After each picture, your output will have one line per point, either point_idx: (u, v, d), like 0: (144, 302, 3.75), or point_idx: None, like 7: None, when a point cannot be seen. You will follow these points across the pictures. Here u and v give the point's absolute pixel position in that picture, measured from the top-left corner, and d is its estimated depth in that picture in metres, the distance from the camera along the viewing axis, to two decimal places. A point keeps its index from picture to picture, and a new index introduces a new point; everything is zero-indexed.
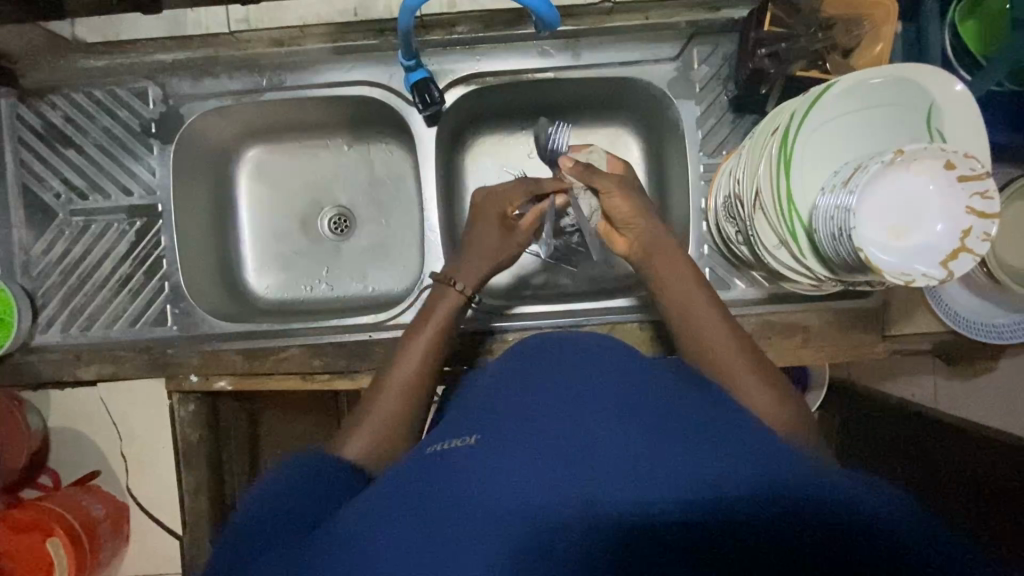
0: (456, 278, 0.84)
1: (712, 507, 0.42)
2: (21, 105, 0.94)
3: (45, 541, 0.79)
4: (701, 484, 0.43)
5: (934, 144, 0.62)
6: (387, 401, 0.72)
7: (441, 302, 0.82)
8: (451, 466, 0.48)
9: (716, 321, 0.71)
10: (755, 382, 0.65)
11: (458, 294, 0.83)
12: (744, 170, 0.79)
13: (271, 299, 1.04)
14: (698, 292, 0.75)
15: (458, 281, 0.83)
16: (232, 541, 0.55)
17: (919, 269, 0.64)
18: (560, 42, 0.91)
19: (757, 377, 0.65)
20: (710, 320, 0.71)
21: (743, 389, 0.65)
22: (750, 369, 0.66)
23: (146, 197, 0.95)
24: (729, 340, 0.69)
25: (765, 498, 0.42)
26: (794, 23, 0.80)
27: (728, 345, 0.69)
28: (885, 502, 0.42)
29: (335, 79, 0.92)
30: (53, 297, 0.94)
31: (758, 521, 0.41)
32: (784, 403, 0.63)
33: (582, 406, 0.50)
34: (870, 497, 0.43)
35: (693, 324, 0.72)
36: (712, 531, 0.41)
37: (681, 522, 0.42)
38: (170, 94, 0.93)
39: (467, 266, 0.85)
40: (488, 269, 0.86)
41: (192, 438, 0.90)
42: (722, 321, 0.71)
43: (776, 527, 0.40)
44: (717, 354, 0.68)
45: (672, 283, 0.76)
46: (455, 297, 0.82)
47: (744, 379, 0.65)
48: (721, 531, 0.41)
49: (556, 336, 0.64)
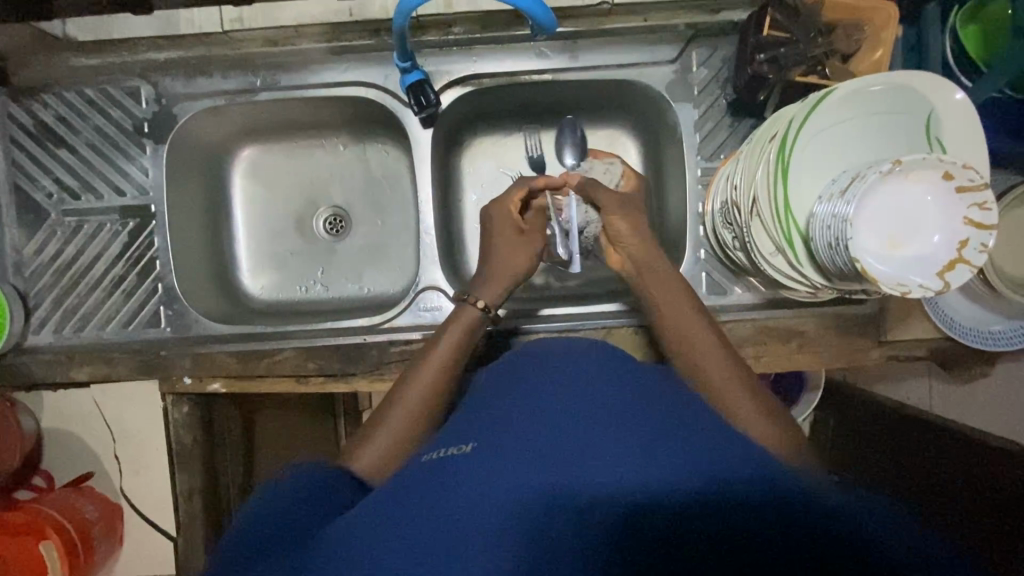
0: (476, 293, 0.84)
1: (704, 519, 0.41)
2: (13, 104, 0.93)
3: (39, 544, 0.78)
4: (694, 496, 0.43)
5: (933, 155, 0.61)
6: (398, 413, 0.73)
7: (460, 317, 0.82)
8: (443, 476, 0.47)
9: (710, 340, 0.72)
10: (745, 396, 0.65)
11: (476, 309, 0.82)
12: (742, 176, 0.78)
13: (265, 300, 1.04)
14: (693, 310, 0.75)
15: (478, 297, 0.83)
16: (225, 552, 0.55)
17: (914, 280, 0.63)
18: (558, 44, 0.90)
19: (748, 392, 0.66)
20: (705, 338, 0.72)
21: (733, 403, 0.65)
22: (742, 385, 0.67)
23: (139, 197, 0.94)
24: (722, 358, 0.70)
25: (757, 510, 0.41)
26: (794, 27, 0.79)
27: (721, 364, 0.69)
28: (882, 522, 0.41)
29: (331, 79, 0.92)
30: (46, 297, 0.94)
31: (751, 532, 0.40)
32: (774, 418, 0.64)
33: (574, 417, 0.49)
34: (867, 517, 0.42)
35: (688, 340, 0.73)
36: (707, 537, 0.41)
37: (673, 534, 0.41)
38: (163, 93, 0.93)
39: (485, 282, 0.85)
40: (510, 282, 0.86)
41: (186, 441, 0.88)
42: (715, 340, 0.72)
43: (769, 537, 0.40)
44: (710, 370, 0.69)
45: (672, 297, 0.77)
46: (473, 313, 0.82)
47: (735, 395, 0.66)
48: (717, 537, 0.41)
49: (549, 345, 0.64)
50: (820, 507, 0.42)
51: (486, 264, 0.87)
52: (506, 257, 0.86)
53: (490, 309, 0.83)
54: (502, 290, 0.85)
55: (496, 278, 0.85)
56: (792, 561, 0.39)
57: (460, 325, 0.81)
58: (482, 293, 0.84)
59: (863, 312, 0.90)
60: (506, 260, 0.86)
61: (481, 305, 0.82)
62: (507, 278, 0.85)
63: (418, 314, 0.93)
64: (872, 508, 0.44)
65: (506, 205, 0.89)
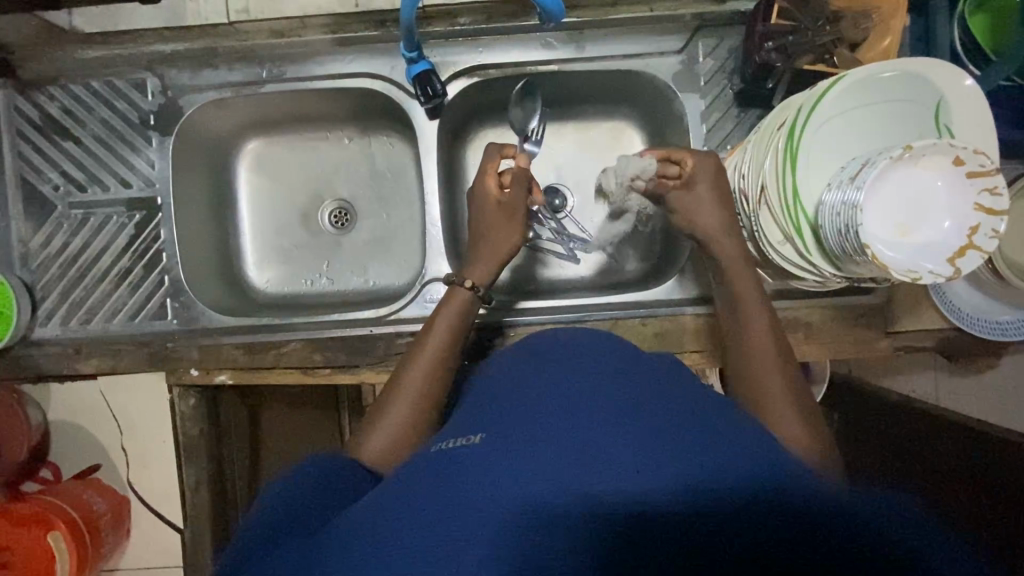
0: (465, 274, 0.85)
1: (713, 520, 0.41)
2: (19, 96, 0.93)
3: (46, 535, 0.78)
4: (701, 495, 0.42)
5: (944, 140, 0.60)
6: (398, 403, 0.73)
7: (449, 300, 0.83)
8: (451, 467, 0.46)
9: (765, 340, 0.70)
10: (778, 392, 0.65)
11: (466, 290, 0.84)
12: (750, 165, 0.78)
13: (271, 293, 1.04)
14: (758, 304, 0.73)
15: (465, 277, 0.84)
16: (237, 542, 0.55)
17: (925, 266, 0.63)
18: (563, 34, 0.90)
19: (779, 387, 0.65)
20: (758, 336, 0.70)
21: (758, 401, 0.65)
22: (777, 378, 0.66)
23: (146, 189, 0.94)
24: (771, 359, 0.68)
25: (767, 509, 0.41)
26: (802, 15, 0.79)
27: (767, 363, 0.68)
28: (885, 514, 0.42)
29: (336, 70, 0.92)
30: (53, 290, 0.94)
31: (760, 533, 0.40)
32: (793, 413, 0.63)
33: (579, 401, 0.49)
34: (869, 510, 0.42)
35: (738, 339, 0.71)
36: (713, 525, 0.41)
37: (682, 532, 0.41)
38: (169, 85, 0.93)
39: (476, 261, 0.86)
40: (497, 266, 0.87)
41: (192, 432, 0.89)
42: (770, 339, 0.70)
43: (776, 536, 0.40)
44: (755, 365, 0.68)
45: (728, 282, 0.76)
46: (463, 294, 0.83)
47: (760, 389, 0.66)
48: (722, 525, 0.41)
49: (557, 332, 0.63)
50: (829, 505, 0.42)
51: (474, 239, 0.88)
52: (495, 234, 0.88)
53: (479, 288, 0.84)
54: (493, 269, 0.86)
55: (484, 257, 0.86)
56: (799, 550, 0.39)
57: (453, 306, 0.82)
58: (471, 273, 0.85)
59: (872, 302, 0.90)
60: (495, 236, 0.87)
61: (470, 284, 0.84)
62: (495, 257, 0.86)
63: (423, 305, 0.93)
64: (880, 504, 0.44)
65: (485, 185, 0.88)
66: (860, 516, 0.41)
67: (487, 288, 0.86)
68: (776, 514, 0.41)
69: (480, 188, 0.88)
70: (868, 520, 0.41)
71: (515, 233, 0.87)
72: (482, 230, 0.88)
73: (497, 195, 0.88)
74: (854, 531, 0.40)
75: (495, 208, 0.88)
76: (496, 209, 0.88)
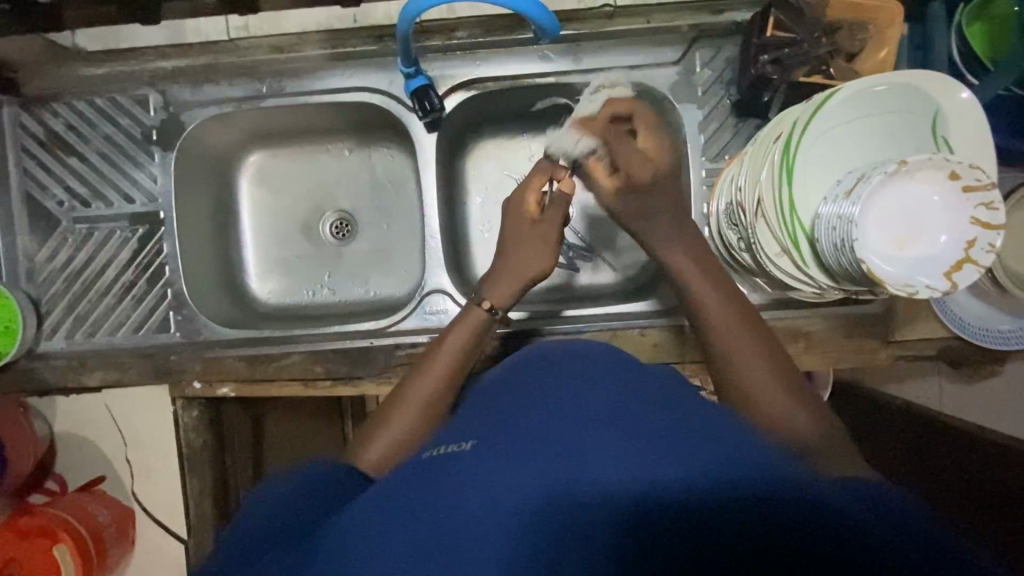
0: (483, 293, 0.84)
1: (703, 520, 0.41)
2: (23, 113, 0.94)
3: (51, 548, 0.78)
4: (694, 496, 0.42)
5: (938, 155, 0.60)
6: (397, 415, 0.74)
7: (465, 318, 0.83)
8: (441, 475, 0.47)
9: (732, 322, 0.69)
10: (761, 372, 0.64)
11: (483, 311, 0.83)
12: (746, 178, 0.78)
13: (272, 304, 1.05)
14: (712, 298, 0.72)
15: (484, 299, 0.83)
16: (232, 550, 0.56)
17: (921, 280, 0.63)
18: (560, 46, 0.91)
19: (758, 364, 0.66)
20: (729, 323, 0.69)
21: (755, 400, 0.63)
22: (768, 371, 0.65)
23: (149, 205, 0.95)
24: (747, 348, 0.67)
25: (757, 510, 0.41)
26: (797, 27, 0.78)
27: (745, 352, 0.67)
28: (873, 510, 0.42)
29: (335, 85, 0.93)
30: (58, 304, 0.95)
31: (749, 533, 0.40)
32: (789, 391, 0.63)
33: (568, 408, 0.49)
34: (865, 512, 0.42)
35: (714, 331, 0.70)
36: (702, 524, 0.41)
37: (680, 532, 0.41)
38: (171, 101, 0.94)
39: (492, 282, 0.85)
40: (518, 287, 0.85)
41: (195, 442, 0.92)
42: (745, 330, 0.69)
43: (767, 535, 0.40)
44: (729, 351, 0.67)
45: None
46: (479, 313, 0.82)
47: (755, 383, 0.64)
48: (710, 524, 0.41)
49: (553, 343, 0.62)
50: (821, 508, 0.41)
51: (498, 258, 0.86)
52: (524, 252, 0.85)
53: (496, 312, 0.83)
54: (513, 290, 0.84)
55: (507, 277, 0.84)
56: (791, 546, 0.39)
57: (467, 323, 0.82)
58: (491, 293, 0.84)
59: (872, 312, 0.90)
60: (522, 256, 0.85)
61: (487, 306, 0.83)
62: (519, 277, 0.84)
63: (423, 317, 0.93)
64: (853, 492, 0.44)
65: (523, 199, 0.86)
66: (856, 523, 0.40)
67: (506, 309, 0.85)
68: (763, 513, 0.41)
69: (519, 201, 0.86)
70: (864, 523, 0.40)
71: (547, 256, 0.85)
72: (510, 247, 0.85)
73: (532, 213, 0.85)
74: (844, 531, 0.40)
75: (530, 226, 0.85)
76: (528, 226, 0.85)
